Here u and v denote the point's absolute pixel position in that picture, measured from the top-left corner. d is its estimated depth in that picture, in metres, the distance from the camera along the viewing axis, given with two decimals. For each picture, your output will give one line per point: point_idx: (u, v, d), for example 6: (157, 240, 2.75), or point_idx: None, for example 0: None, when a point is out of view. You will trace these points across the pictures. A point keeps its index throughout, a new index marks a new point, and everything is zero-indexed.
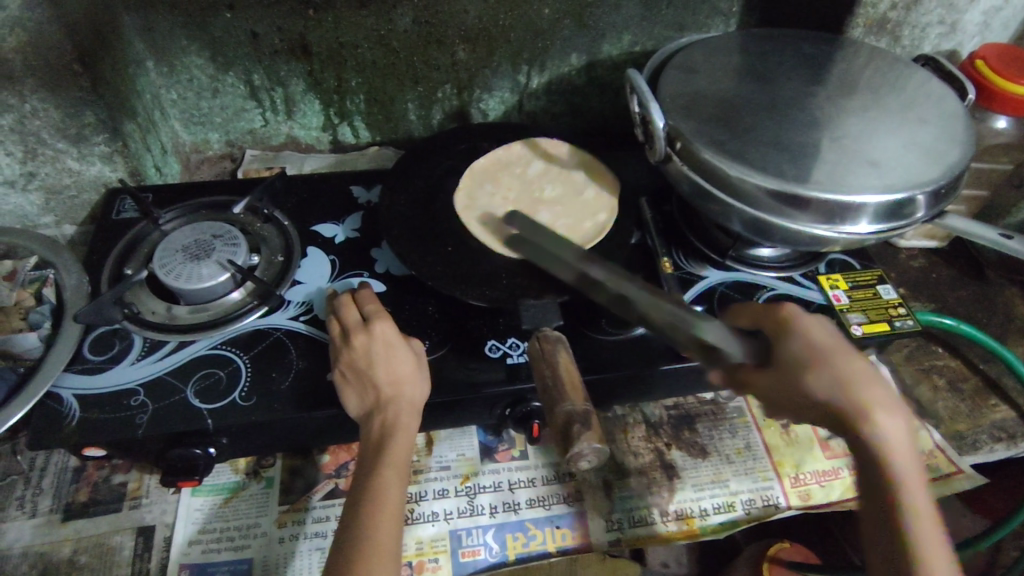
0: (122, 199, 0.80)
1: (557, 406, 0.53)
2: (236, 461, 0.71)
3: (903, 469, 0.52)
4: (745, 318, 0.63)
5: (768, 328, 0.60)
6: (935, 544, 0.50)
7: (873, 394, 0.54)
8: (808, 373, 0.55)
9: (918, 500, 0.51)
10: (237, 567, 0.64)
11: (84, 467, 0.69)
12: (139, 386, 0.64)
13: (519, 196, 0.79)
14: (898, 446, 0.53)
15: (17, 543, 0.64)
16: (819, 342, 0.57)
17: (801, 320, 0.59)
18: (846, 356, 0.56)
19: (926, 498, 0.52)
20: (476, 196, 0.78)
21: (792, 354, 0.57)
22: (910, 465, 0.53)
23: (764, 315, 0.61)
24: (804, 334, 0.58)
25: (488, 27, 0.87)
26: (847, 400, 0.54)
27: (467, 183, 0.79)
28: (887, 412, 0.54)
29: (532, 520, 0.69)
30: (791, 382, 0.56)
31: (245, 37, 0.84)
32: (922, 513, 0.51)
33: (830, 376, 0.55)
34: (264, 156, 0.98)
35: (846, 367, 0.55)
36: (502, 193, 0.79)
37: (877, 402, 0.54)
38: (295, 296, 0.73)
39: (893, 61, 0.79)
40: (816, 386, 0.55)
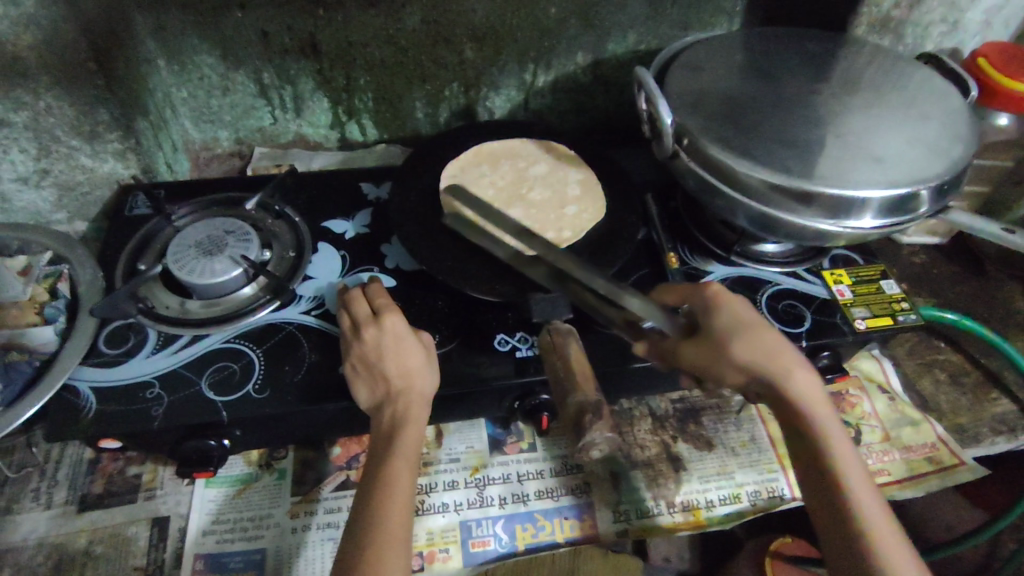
0: (135, 196, 0.82)
1: (569, 396, 0.54)
2: (249, 453, 0.72)
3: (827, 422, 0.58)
4: (669, 297, 0.65)
5: (695, 305, 0.63)
6: (863, 484, 0.56)
7: (792, 358, 0.59)
8: (737, 344, 0.58)
9: (841, 447, 0.57)
10: (251, 557, 0.65)
11: (98, 459, 0.70)
12: (154, 379, 0.65)
13: (506, 188, 0.81)
14: (819, 403, 0.58)
15: (34, 534, 0.65)
16: (743, 316, 0.61)
17: (722, 296, 0.63)
18: (765, 327, 0.61)
19: (848, 446, 0.57)
20: (465, 177, 0.81)
21: (723, 327, 0.59)
22: (831, 420, 0.58)
23: (688, 293, 0.64)
24: (729, 309, 0.61)
25: (495, 26, 0.88)
26: (774, 364, 0.58)
27: (463, 159, 0.83)
28: (806, 373, 0.59)
29: (540, 512, 0.70)
30: (721, 354, 0.58)
31: (256, 37, 0.85)
32: (847, 459, 0.57)
33: (758, 345, 0.58)
34: (273, 153, 0.99)
35: (768, 336, 0.59)
36: (490, 179, 0.81)
37: (797, 366, 0.59)
38: (307, 290, 0.74)
39: (895, 59, 0.81)
40: (746, 355, 0.58)
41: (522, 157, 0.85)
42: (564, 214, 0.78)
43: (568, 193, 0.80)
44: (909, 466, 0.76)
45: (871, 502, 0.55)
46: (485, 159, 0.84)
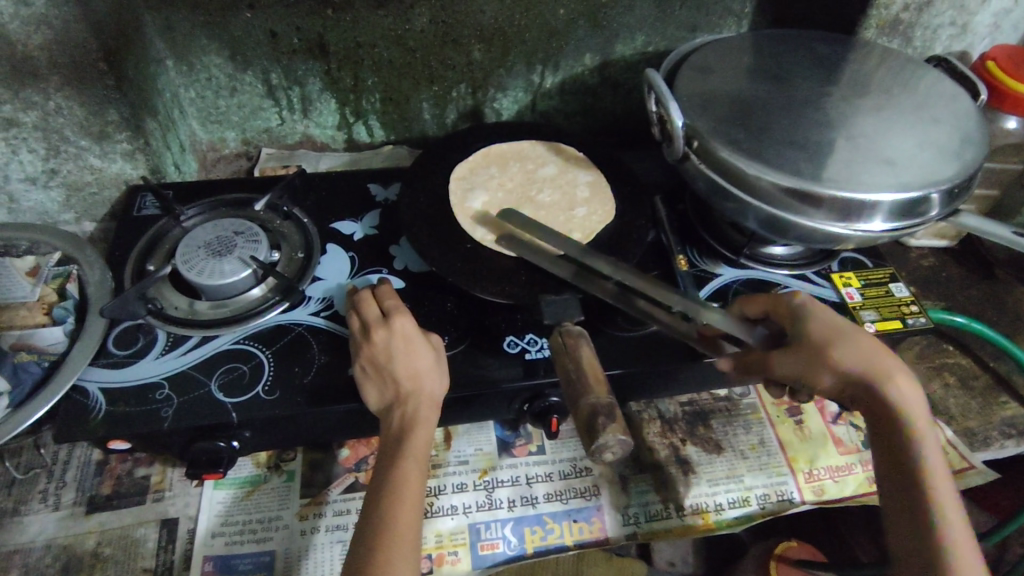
0: (143, 196, 0.81)
1: (581, 398, 0.54)
2: (258, 455, 0.71)
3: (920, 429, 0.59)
4: (759, 308, 0.68)
5: (785, 312, 0.65)
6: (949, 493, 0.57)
7: (891, 363, 0.60)
8: (835, 346, 0.61)
9: (933, 456, 0.58)
10: (260, 559, 0.65)
11: (106, 460, 0.70)
12: (163, 380, 0.65)
13: (514, 190, 0.81)
14: (917, 408, 0.59)
15: (42, 535, 0.65)
16: (838, 321, 0.63)
17: (814, 305, 0.65)
18: (863, 333, 0.63)
19: (939, 455, 0.58)
20: (474, 178, 0.81)
21: (818, 330, 0.62)
22: (925, 426, 0.59)
23: (777, 302, 0.66)
24: (824, 315, 0.63)
25: (504, 27, 0.88)
26: (870, 367, 0.60)
27: (473, 160, 0.83)
28: (906, 378, 0.60)
29: (550, 514, 0.70)
30: (819, 356, 0.61)
31: (264, 37, 0.85)
32: (936, 467, 0.57)
33: (855, 349, 0.61)
34: (280, 154, 0.99)
35: (865, 341, 0.61)
36: (500, 181, 0.81)
37: (896, 371, 0.60)
38: (316, 291, 0.74)
39: (905, 62, 0.80)
40: (843, 357, 0.60)
41: (530, 158, 0.85)
42: (574, 216, 0.78)
43: (578, 195, 0.80)
44: None
45: (953, 511, 0.56)
46: (493, 160, 0.84)
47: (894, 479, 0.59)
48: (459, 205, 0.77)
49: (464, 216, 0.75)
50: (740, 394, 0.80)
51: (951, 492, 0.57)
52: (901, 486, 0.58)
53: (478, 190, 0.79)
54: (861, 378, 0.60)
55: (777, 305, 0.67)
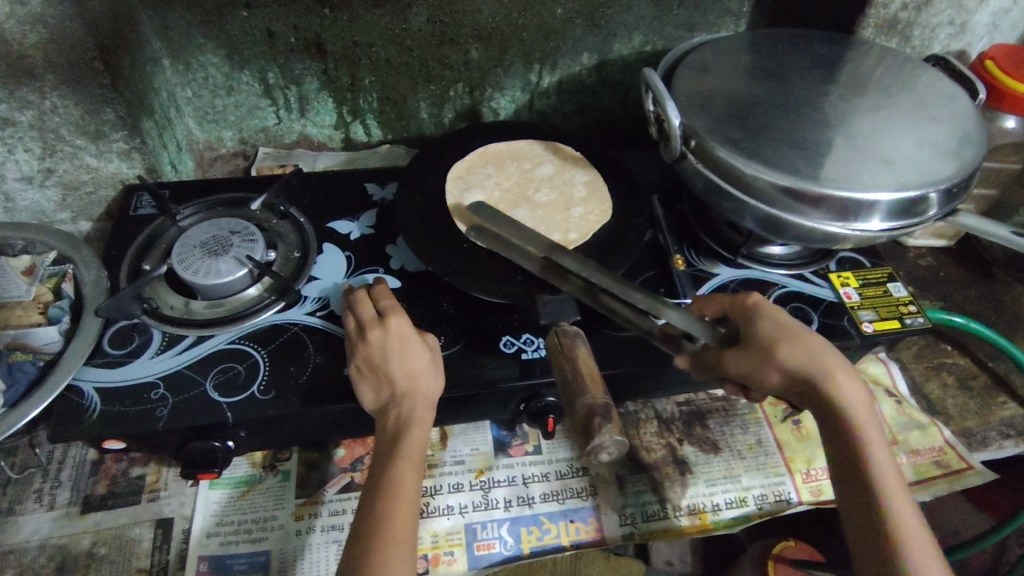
0: (139, 195, 0.81)
1: (577, 399, 0.54)
2: (253, 455, 0.71)
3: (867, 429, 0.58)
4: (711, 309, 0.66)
5: (736, 314, 0.64)
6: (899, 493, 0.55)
7: (836, 363, 0.60)
8: (781, 347, 0.60)
9: (880, 454, 0.57)
10: (255, 559, 0.65)
11: (101, 460, 0.70)
12: (159, 380, 0.65)
13: (511, 190, 0.81)
14: (862, 409, 0.58)
15: (37, 535, 0.65)
16: (784, 321, 0.62)
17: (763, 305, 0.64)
18: (808, 333, 0.62)
19: (887, 455, 0.57)
20: (470, 178, 0.80)
21: (766, 331, 0.61)
22: (872, 427, 0.58)
23: (730, 303, 0.65)
24: (772, 315, 0.62)
25: (501, 26, 0.88)
26: (815, 368, 0.59)
27: (469, 161, 0.83)
28: (851, 378, 0.59)
29: (546, 515, 0.70)
30: (766, 358, 0.60)
31: (261, 36, 0.85)
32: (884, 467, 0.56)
33: (800, 349, 0.60)
34: (277, 154, 0.99)
35: (810, 340, 0.60)
36: (496, 181, 0.81)
37: (841, 371, 0.59)
38: (312, 291, 0.73)
39: (903, 61, 0.80)
40: (790, 358, 0.59)
41: (527, 158, 0.85)
42: (571, 215, 0.77)
43: (576, 194, 0.80)
44: (915, 471, 0.76)
45: (906, 512, 0.54)
46: (491, 159, 0.84)
47: (846, 483, 0.57)
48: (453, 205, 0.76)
49: (458, 217, 0.75)
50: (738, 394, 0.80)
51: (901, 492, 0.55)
52: (852, 489, 0.56)
53: (475, 189, 0.79)
54: (807, 379, 0.59)
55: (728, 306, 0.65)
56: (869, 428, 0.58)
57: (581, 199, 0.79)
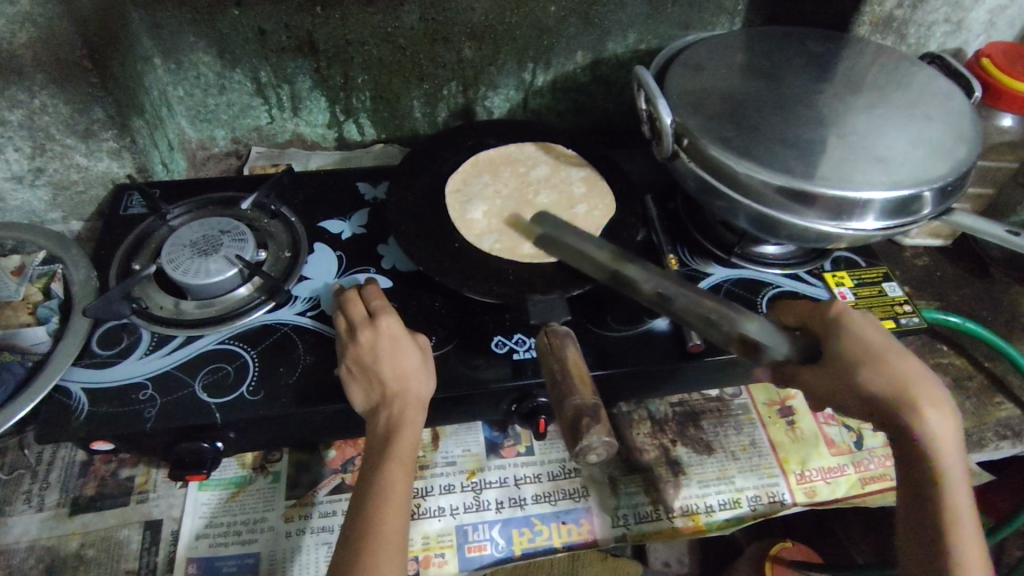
0: (130, 195, 0.81)
1: (566, 399, 0.53)
2: (243, 456, 0.71)
3: (949, 463, 0.55)
4: (792, 317, 0.65)
5: (819, 326, 0.62)
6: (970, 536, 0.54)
7: (924, 389, 0.56)
8: (866, 372, 0.57)
9: (958, 493, 0.54)
10: (244, 562, 0.64)
11: (91, 461, 0.70)
12: (147, 380, 0.65)
13: (509, 194, 0.80)
14: (946, 442, 0.55)
15: (24, 537, 0.65)
16: (873, 340, 0.59)
17: (851, 318, 0.62)
18: (898, 353, 0.59)
19: (965, 492, 0.55)
20: (468, 188, 0.79)
21: (852, 351, 0.58)
22: (955, 461, 0.55)
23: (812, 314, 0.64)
24: (859, 332, 0.60)
25: (494, 24, 0.87)
26: (901, 396, 0.56)
27: (466, 171, 0.81)
28: (937, 408, 0.56)
29: (538, 516, 0.69)
30: (847, 381, 0.57)
31: (253, 35, 0.84)
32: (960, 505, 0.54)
33: (887, 374, 0.57)
34: (270, 153, 0.98)
35: (899, 364, 0.57)
36: (498, 191, 0.80)
37: (928, 400, 0.56)
38: (302, 291, 0.73)
39: (898, 59, 0.80)
40: (874, 385, 0.56)
41: (521, 157, 0.85)
42: (570, 215, 0.77)
43: (573, 194, 0.80)
44: None
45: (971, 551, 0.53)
46: (484, 162, 0.83)
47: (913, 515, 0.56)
48: (457, 215, 0.75)
49: (464, 226, 0.74)
50: (731, 394, 0.80)
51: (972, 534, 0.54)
52: (919, 522, 0.56)
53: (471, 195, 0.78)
54: (889, 406, 0.56)
55: (811, 316, 0.64)
56: (952, 464, 0.55)
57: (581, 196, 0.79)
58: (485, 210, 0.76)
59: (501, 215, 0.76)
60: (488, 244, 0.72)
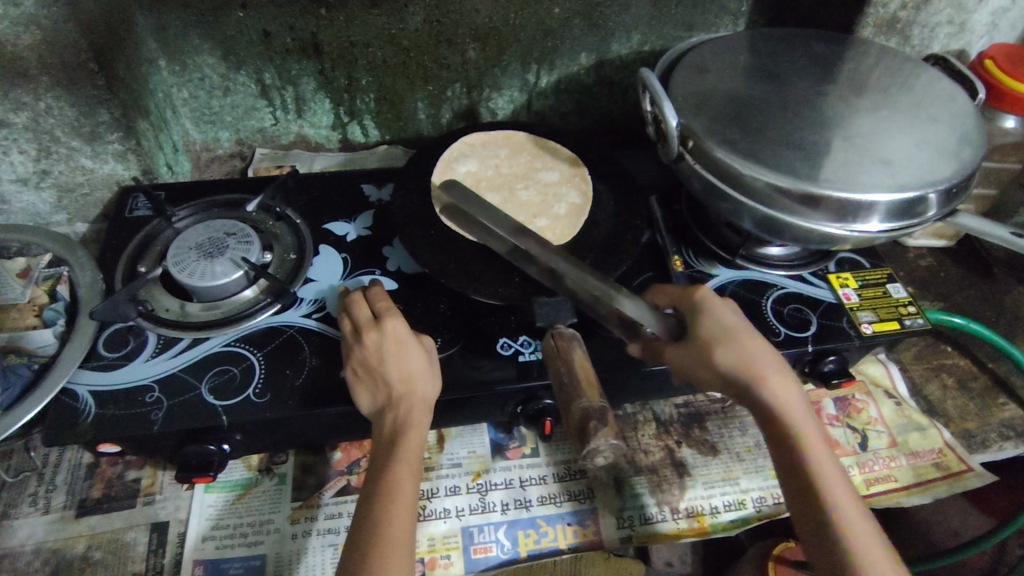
0: (135, 197, 0.81)
1: (573, 402, 0.53)
2: (249, 458, 0.71)
3: (801, 426, 0.57)
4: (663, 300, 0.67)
5: (682, 309, 0.64)
6: (842, 491, 0.55)
7: (767, 361, 0.59)
8: (714, 347, 0.59)
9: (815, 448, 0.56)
10: (251, 563, 0.64)
11: (97, 463, 0.70)
12: (154, 382, 0.65)
13: (514, 173, 0.82)
14: (793, 407, 0.58)
15: (31, 539, 0.65)
16: (724, 319, 0.61)
17: (708, 299, 0.63)
18: (744, 329, 0.61)
19: (823, 450, 0.57)
20: (479, 151, 0.84)
21: (703, 330, 0.60)
22: (806, 423, 0.58)
23: (680, 296, 0.66)
24: (712, 313, 0.62)
25: (498, 26, 0.87)
26: (747, 370, 0.58)
27: (490, 136, 0.86)
28: (782, 376, 0.59)
29: (543, 518, 0.70)
30: (700, 358, 0.59)
31: (257, 37, 0.84)
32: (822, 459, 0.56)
33: (734, 347, 0.59)
34: (274, 155, 0.98)
35: (745, 339, 0.60)
36: (502, 162, 0.83)
37: (770, 370, 0.59)
38: (308, 293, 0.73)
39: (902, 60, 0.80)
40: (724, 360, 0.58)
41: (546, 146, 0.85)
42: (552, 209, 0.77)
43: (580, 183, 0.80)
44: (915, 472, 0.76)
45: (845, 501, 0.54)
46: (517, 141, 0.86)
47: (788, 483, 0.57)
48: (443, 164, 0.81)
49: (439, 171, 0.80)
50: None
51: (845, 492, 0.55)
52: (795, 491, 0.56)
53: (480, 182, 0.80)
54: (737, 380, 0.58)
55: (677, 300, 0.66)
56: (805, 428, 0.57)
57: (561, 208, 0.77)
58: (469, 169, 0.81)
59: (480, 177, 0.80)
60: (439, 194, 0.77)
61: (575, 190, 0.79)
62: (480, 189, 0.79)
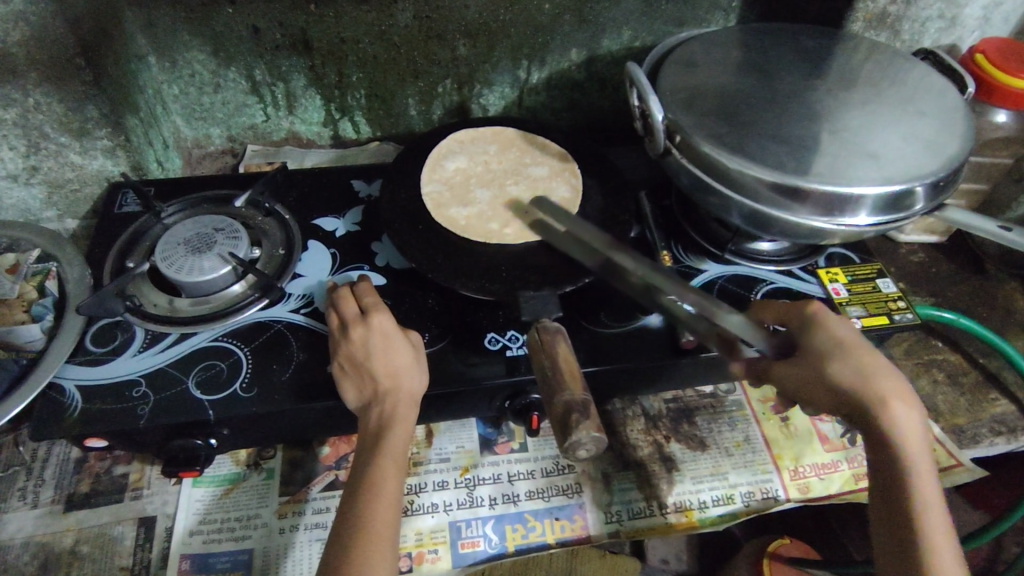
0: (124, 194, 0.81)
1: (556, 395, 0.53)
2: (237, 453, 0.71)
3: (919, 461, 0.56)
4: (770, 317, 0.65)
5: (798, 323, 0.63)
6: (943, 536, 0.53)
7: (890, 387, 0.57)
8: (833, 364, 0.58)
9: (925, 482, 0.55)
10: (237, 558, 0.64)
11: (85, 458, 0.69)
12: (141, 377, 0.65)
13: (504, 169, 0.81)
14: (911, 440, 0.56)
15: (19, 534, 0.64)
16: (847, 338, 0.60)
17: (825, 317, 0.62)
18: (870, 352, 0.59)
19: (933, 490, 0.55)
20: (468, 147, 0.84)
21: (825, 345, 0.60)
22: (922, 459, 0.56)
23: (789, 310, 0.64)
24: (833, 329, 0.61)
25: (488, 22, 0.87)
26: (867, 392, 0.57)
27: (479, 133, 0.86)
28: (906, 406, 0.57)
29: (531, 512, 0.69)
30: (815, 374, 0.59)
31: (247, 33, 0.84)
32: (929, 493, 0.55)
33: (853, 366, 0.58)
34: (264, 151, 0.98)
35: (869, 360, 0.58)
36: (490, 158, 0.83)
37: (894, 397, 0.57)
38: (296, 289, 0.73)
39: (891, 55, 0.80)
40: (838, 376, 0.58)
41: (536, 141, 0.85)
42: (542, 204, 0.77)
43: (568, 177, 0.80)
44: None
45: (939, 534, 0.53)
46: (506, 136, 0.86)
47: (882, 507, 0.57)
48: (432, 162, 0.81)
49: (428, 169, 0.80)
50: (726, 391, 0.80)
51: (942, 530, 0.54)
52: (888, 518, 0.56)
53: (470, 177, 0.80)
54: (854, 398, 0.57)
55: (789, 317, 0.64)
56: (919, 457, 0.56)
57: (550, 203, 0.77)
58: (458, 165, 0.81)
59: (470, 173, 0.80)
60: (427, 190, 0.77)
61: (563, 186, 0.79)
62: (469, 186, 0.78)
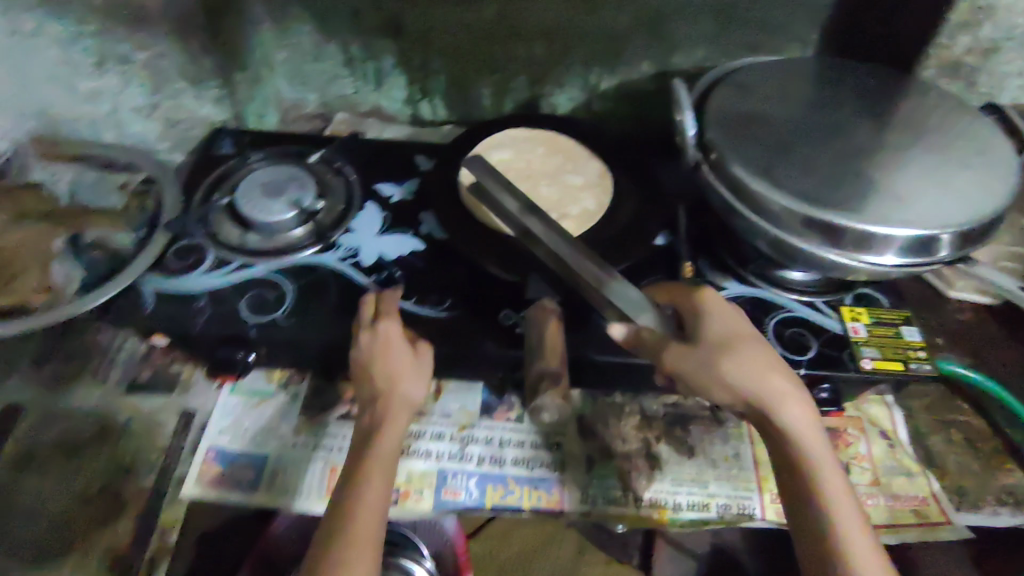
0: (223, 138, 0.93)
1: (534, 363, 0.60)
2: (271, 373, 0.81)
3: (817, 453, 0.60)
4: (660, 296, 0.68)
5: (681, 305, 0.66)
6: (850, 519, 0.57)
7: (784, 387, 0.61)
8: (727, 359, 0.60)
9: (825, 470, 0.59)
10: (254, 459, 0.75)
11: (150, 353, 0.81)
12: (203, 293, 0.76)
13: (551, 166, 0.87)
14: (807, 433, 0.60)
15: (86, 403, 0.77)
16: (735, 329, 0.63)
17: (709, 302, 0.65)
18: (760, 347, 0.63)
19: (835, 477, 0.59)
20: (520, 142, 0.90)
21: (714, 336, 0.62)
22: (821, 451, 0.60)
23: (679, 295, 0.67)
24: (722, 319, 0.64)
25: (564, 26, 0.93)
26: (764, 390, 0.60)
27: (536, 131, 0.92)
28: (797, 403, 0.61)
29: (513, 477, 0.75)
30: (709, 364, 0.60)
31: (348, 12, 0.94)
32: (828, 479, 0.59)
33: (750, 363, 0.61)
34: (350, 121, 1.07)
35: (761, 358, 0.61)
36: (535, 159, 0.88)
37: (788, 395, 0.61)
38: (346, 241, 0.82)
39: (960, 105, 0.79)
40: (735, 370, 0.60)
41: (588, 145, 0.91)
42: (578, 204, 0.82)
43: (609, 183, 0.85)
44: (891, 514, 0.74)
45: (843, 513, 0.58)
46: (562, 144, 0.91)
47: (798, 499, 0.60)
48: (481, 150, 0.88)
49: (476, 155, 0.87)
50: None
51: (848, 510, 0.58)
52: (803, 509, 0.59)
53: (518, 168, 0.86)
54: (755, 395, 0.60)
55: (676, 299, 0.67)
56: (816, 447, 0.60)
57: (586, 202, 0.82)
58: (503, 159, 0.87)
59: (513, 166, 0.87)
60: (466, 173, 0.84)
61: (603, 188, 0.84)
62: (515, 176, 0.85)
